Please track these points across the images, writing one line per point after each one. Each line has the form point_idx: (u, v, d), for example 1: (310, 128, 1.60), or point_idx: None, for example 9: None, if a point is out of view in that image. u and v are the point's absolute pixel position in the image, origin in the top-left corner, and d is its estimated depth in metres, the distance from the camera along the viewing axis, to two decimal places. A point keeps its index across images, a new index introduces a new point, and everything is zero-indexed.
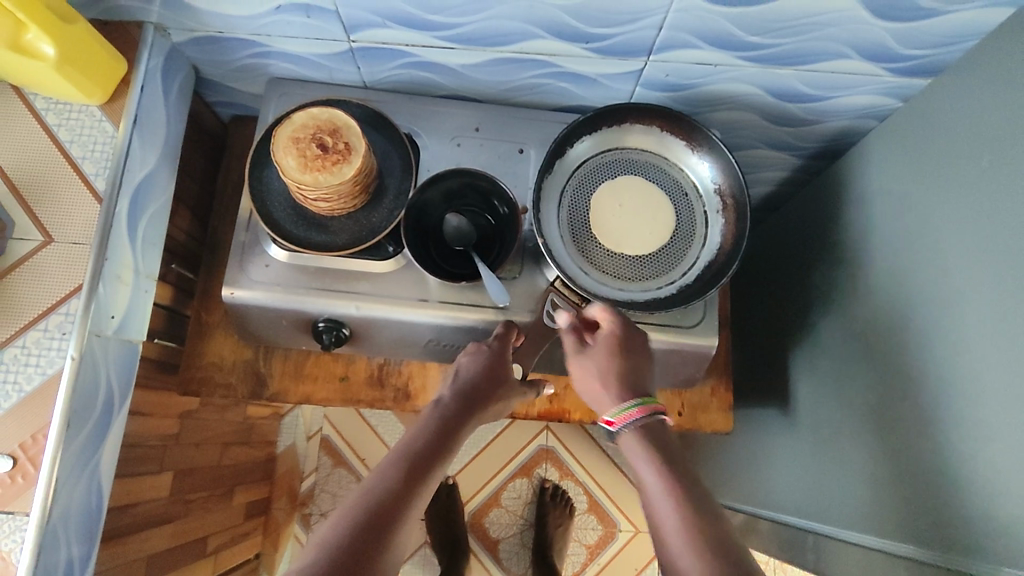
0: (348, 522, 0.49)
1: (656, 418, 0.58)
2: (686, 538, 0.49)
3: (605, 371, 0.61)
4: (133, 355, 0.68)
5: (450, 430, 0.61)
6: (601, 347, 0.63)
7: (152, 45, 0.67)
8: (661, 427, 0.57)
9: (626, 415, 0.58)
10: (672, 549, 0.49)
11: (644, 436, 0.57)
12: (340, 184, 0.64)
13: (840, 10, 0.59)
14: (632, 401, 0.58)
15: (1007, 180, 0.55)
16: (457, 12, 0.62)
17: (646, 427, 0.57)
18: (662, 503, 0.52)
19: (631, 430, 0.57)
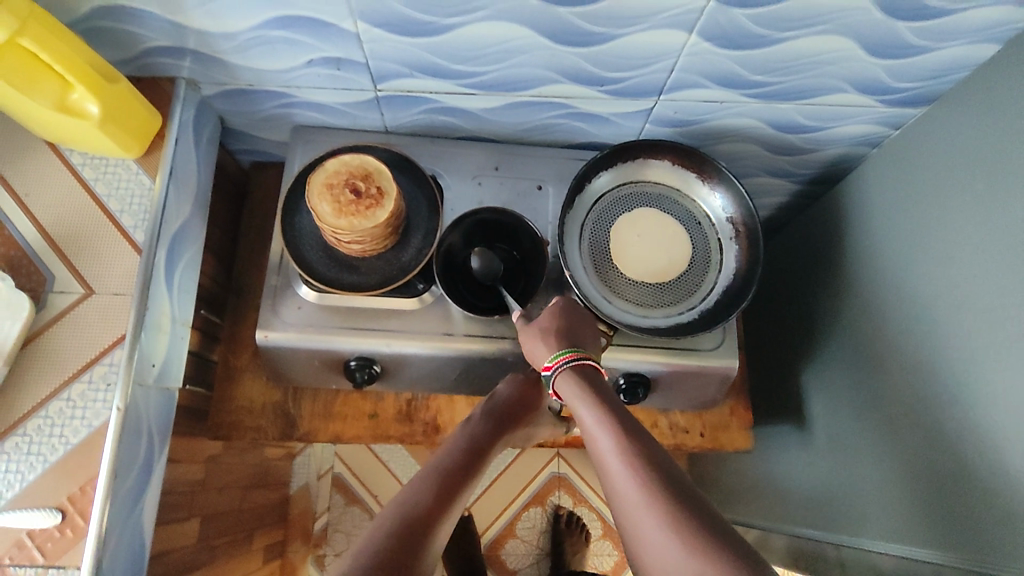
0: (407, 505, 0.54)
1: (586, 364, 0.62)
2: (621, 458, 0.52)
3: (544, 331, 0.65)
4: (170, 401, 0.68)
5: (487, 444, 0.67)
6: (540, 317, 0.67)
7: (184, 99, 0.69)
8: (590, 372, 0.61)
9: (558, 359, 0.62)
10: (612, 472, 0.52)
11: (589, 394, 0.58)
12: (374, 227, 0.66)
13: (838, 50, 0.64)
14: (563, 349, 0.63)
15: (1004, 201, 0.59)
16: (482, 61, 0.66)
17: (576, 369, 0.61)
18: (600, 434, 0.55)
19: (564, 374, 0.61)
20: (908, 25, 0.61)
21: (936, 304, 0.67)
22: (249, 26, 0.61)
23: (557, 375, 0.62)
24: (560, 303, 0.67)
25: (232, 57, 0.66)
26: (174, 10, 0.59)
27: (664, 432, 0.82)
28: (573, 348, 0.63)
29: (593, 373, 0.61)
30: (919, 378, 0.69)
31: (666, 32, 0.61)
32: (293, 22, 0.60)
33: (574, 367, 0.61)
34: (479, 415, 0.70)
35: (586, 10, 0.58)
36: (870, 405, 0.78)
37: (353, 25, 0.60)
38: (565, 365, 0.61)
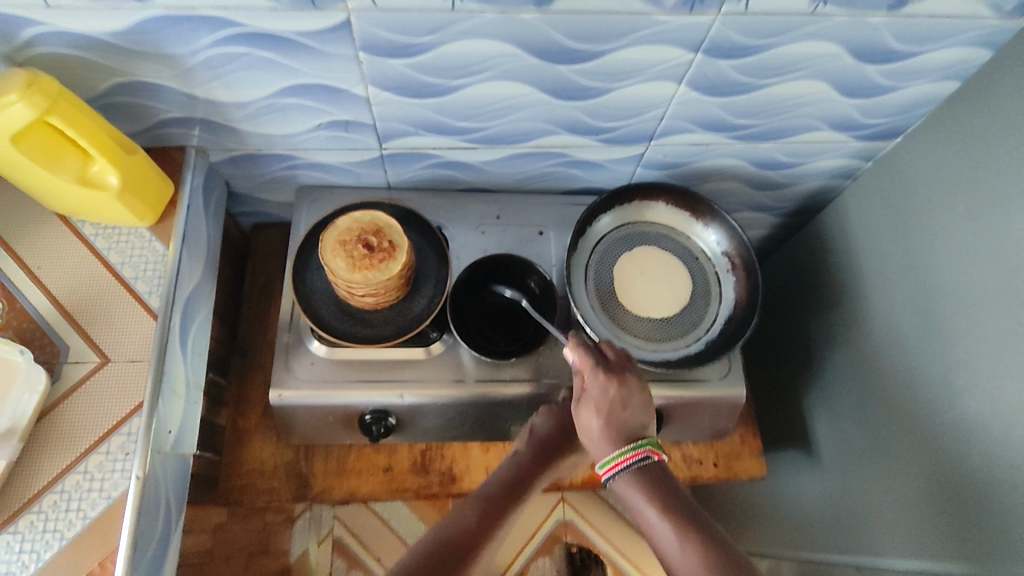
0: (440, 536, 0.58)
1: (651, 460, 0.59)
2: (698, 569, 0.53)
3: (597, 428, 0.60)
4: (185, 469, 0.67)
5: (526, 478, 0.67)
6: (595, 414, 0.61)
7: (194, 166, 0.71)
8: (654, 468, 0.59)
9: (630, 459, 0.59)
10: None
11: (648, 491, 0.57)
12: (388, 279, 0.68)
13: (813, 94, 0.70)
14: (627, 445, 0.59)
15: (979, 222, 0.64)
16: (485, 117, 0.69)
17: (642, 470, 0.59)
18: (669, 541, 0.55)
19: (631, 475, 0.59)
20: (875, 70, 0.66)
21: (929, 321, 0.71)
22: (263, 95, 0.64)
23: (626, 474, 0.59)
24: (612, 392, 0.61)
25: (243, 124, 0.68)
26: (191, 84, 0.61)
27: (679, 465, 0.83)
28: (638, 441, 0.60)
29: (655, 468, 0.59)
30: (920, 393, 0.72)
31: (658, 83, 0.66)
32: (305, 89, 0.63)
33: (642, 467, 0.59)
34: (519, 449, 0.70)
35: (583, 68, 0.62)
36: (874, 424, 0.80)
37: (363, 90, 0.63)
38: (635, 465, 0.58)
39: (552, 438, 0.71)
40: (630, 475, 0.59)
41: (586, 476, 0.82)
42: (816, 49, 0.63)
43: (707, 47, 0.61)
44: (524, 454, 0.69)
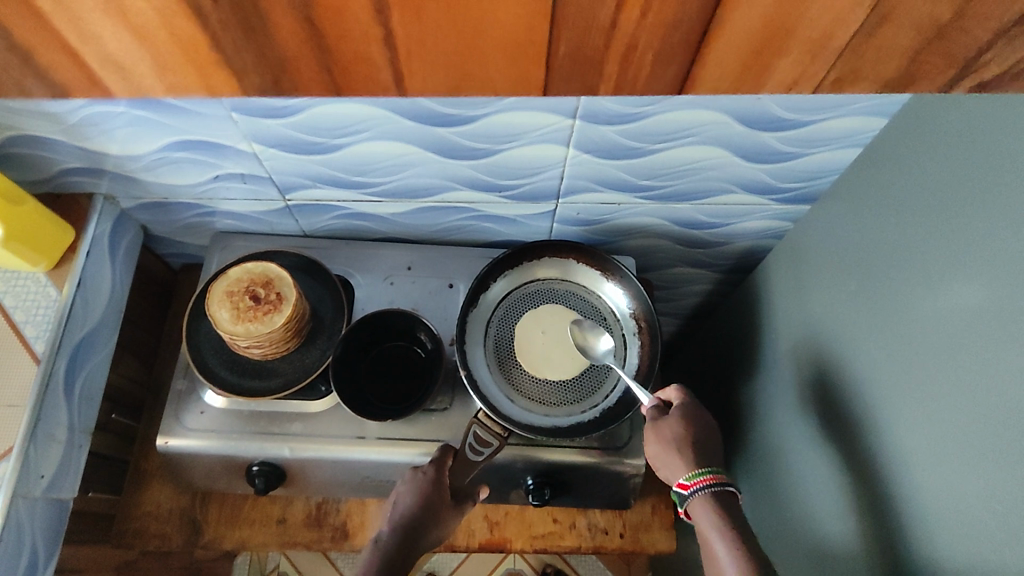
0: None
1: (724, 488, 0.64)
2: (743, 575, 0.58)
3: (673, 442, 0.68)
4: (63, 512, 0.68)
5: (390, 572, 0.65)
6: (671, 452, 0.67)
7: (101, 212, 0.73)
8: (727, 496, 0.64)
9: (697, 483, 0.65)
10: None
11: (720, 510, 0.63)
12: (271, 332, 0.67)
13: (713, 158, 0.68)
14: (704, 470, 0.66)
15: (876, 300, 0.60)
16: (379, 173, 0.69)
17: (716, 494, 0.64)
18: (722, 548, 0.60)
19: (701, 498, 0.64)
20: (772, 136, 0.65)
21: (831, 399, 0.67)
22: (151, 149, 0.66)
23: (693, 497, 0.65)
24: (687, 433, 0.68)
25: (142, 175, 0.70)
26: (81, 138, 0.64)
27: (583, 533, 0.81)
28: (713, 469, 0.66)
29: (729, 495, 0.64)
30: (822, 476, 0.68)
31: (545, 147, 0.65)
32: (193, 144, 0.65)
33: (717, 490, 0.64)
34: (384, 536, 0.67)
35: (460, 131, 0.62)
36: (785, 504, 0.76)
37: (248, 145, 0.65)
38: (703, 491, 0.64)
39: (416, 517, 0.66)
40: (703, 497, 0.64)
41: (485, 540, 0.80)
42: (701, 115, 0.61)
43: (583, 114, 0.60)
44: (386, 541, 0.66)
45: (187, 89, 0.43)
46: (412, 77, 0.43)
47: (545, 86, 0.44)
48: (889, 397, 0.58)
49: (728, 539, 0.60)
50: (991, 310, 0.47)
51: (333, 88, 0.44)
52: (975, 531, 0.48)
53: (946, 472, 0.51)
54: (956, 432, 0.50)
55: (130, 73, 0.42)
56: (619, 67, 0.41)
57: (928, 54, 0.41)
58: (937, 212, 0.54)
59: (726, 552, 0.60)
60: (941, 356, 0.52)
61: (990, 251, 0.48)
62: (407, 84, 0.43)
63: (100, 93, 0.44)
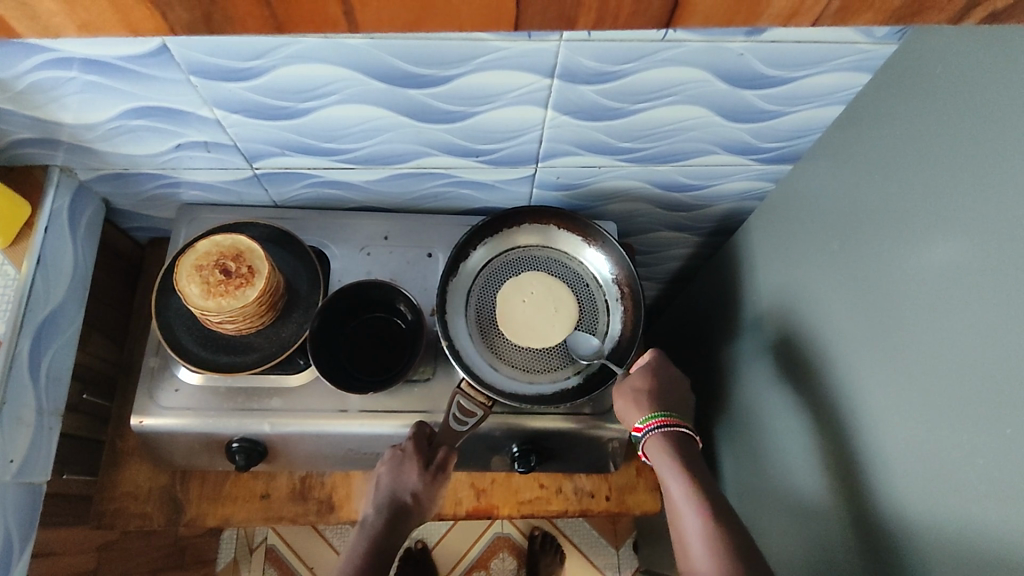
0: None
1: (678, 430, 0.65)
2: (696, 510, 0.59)
3: (636, 391, 0.68)
4: (36, 495, 0.66)
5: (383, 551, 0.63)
6: (630, 401, 0.68)
7: (58, 185, 0.70)
8: (681, 438, 0.64)
9: (650, 424, 0.65)
10: (685, 520, 0.59)
11: (673, 452, 0.63)
12: (244, 307, 0.65)
13: (696, 117, 0.67)
14: (655, 413, 0.66)
15: (856, 261, 0.60)
16: (350, 139, 0.67)
17: (669, 435, 0.65)
18: (677, 487, 0.61)
19: (654, 439, 0.65)
20: (754, 94, 0.64)
21: (808, 359, 0.67)
22: (107, 116, 0.62)
23: (648, 438, 0.65)
24: (649, 384, 0.69)
25: (100, 145, 0.67)
26: (30, 106, 0.60)
27: (568, 497, 0.82)
28: (664, 411, 0.67)
29: (683, 439, 0.65)
30: (797, 435, 0.69)
31: (522, 109, 0.63)
32: (151, 111, 0.62)
33: (671, 431, 0.65)
34: (371, 517, 0.65)
35: (434, 93, 0.60)
36: (763, 463, 0.77)
37: (210, 111, 0.61)
38: (655, 432, 0.65)
39: (402, 491, 0.65)
40: (656, 438, 0.65)
41: (472, 508, 0.81)
42: (681, 73, 0.60)
43: (560, 73, 0.58)
44: (374, 522, 0.64)
45: (106, 27, 0.41)
46: (364, 10, 0.41)
47: (518, 20, 0.42)
48: (861, 355, 0.58)
49: (677, 473, 0.61)
50: (962, 264, 0.48)
51: (274, 20, 0.42)
52: (941, 482, 0.49)
53: (917, 426, 0.51)
54: (930, 390, 0.50)
55: (33, 8, 0.40)
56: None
57: None
58: (917, 167, 0.53)
59: (674, 484, 0.61)
60: (917, 315, 0.52)
61: (967, 208, 0.48)
62: (360, 19, 0.42)
63: (18, 17, 0.40)
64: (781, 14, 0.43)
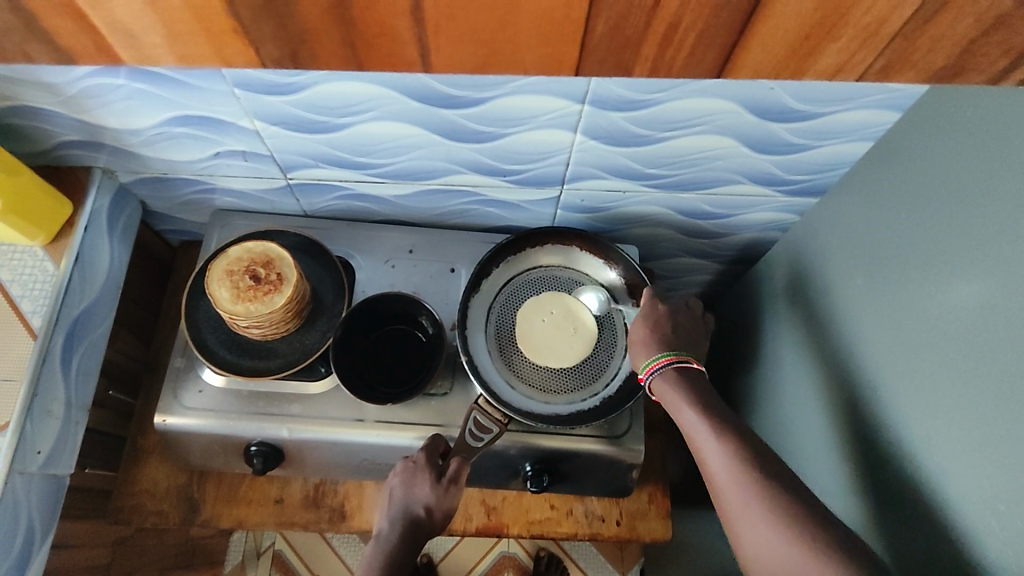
0: None
1: (681, 363, 0.65)
2: (710, 432, 0.59)
3: (637, 338, 0.69)
4: (59, 487, 0.68)
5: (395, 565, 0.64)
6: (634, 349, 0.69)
7: (99, 186, 0.72)
8: (685, 368, 0.65)
9: (650, 368, 0.66)
10: (702, 446, 0.59)
11: (681, 385, 0.64)
12: (271, 313, 0.66)
13: (723, 147, 0.67)
14: (655, 355, 0.67)
15: (880, 296, 0.60)
16: (382, 155, 0.68)
17: (669, 373, 0.65)
18: (689, 416, 0.61)
19: (660, 378, 0.65)
20: (782, 127, 0.64)
21: (831, 393, 0.66)
22: (152, 123, 0.65)
23: (653, 382, 0.66)
24: (647, 328, 0.69)
25: (142, 149, 0.69)
26: (80, 110, 0.63)
27: (579, 520, 0.82)
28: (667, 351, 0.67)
29: (688, 371, 0.65)
30: (818, 470, 0.68)
31: (552, 132, 0.64)
32: (193, 119, 0.64)
33: (671, 370, 0.65)
34: (385, 528, 0.66)
35: (467, 113, 0.61)
36: None
37: (250, 122, 0.64)
38: (656, 374, 0.65)
39: (413, 505, 0.66)
40: (660, 379, 0.65)
41: (482, 524, 0.81)
42: (710, 104, 0.60)
43: (592, 100, 0.59)
44: (387, 534, 0.66)
45: (200, 60, 0.42)
46: (439, 52, 0.42)
47: (579, 67, 0.43)
48: (885, 392, 0.58)
49: (686, 401, 0.62)
50: (988, 306, 0.48)
51: (354, 63, 0.43)
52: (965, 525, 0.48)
53: (940, 466, 0.51)
54: (956, 432, 0.49)
55: (140, 41, 0.41)
56: (658, 47, 0.41)
57: (983, 42, 0.40)
58: (945, 207, 0.53)
59: (688, 412, 0.61)
60: (942, 355, 0.51)
61: (997, 251, 0.48)
62: (434, 61, 0.42)
63: (123, 44, 0.41)
64: (827, 69, 0.43)
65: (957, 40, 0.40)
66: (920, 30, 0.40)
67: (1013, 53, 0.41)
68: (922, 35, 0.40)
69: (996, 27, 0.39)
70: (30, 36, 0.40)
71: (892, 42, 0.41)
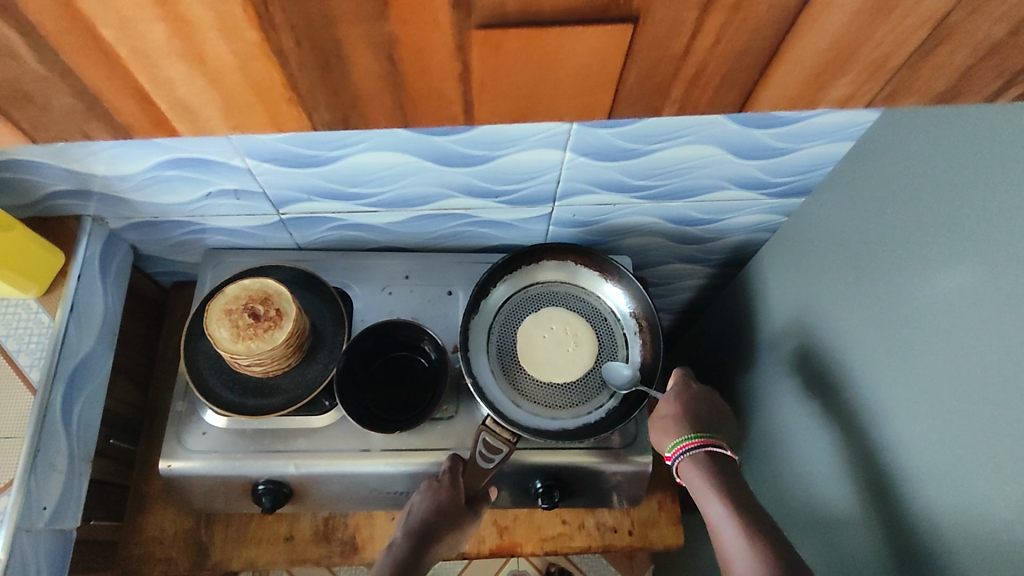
0: None
1: (710, 450, 0.67)
2: (736, 528, 0.60)
3: (662, 419, 0.71)
4: (66, 544, 0.67)
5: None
6: (659, 430, 0.71)
7: (91, 234, 0.72)
8: (714, 458, 0.66)
9: (678, 450, 0.68)
10: (727, 539, 0.60)
11: (709, 475, 0.65)
12: (273, 349, 0.66)
13: (709, 156, 0.69)
14: (686, 436, 0.69)
15: (871, 290, 0.61)
16: (375, 184, 0.69)
17: (698, 456, 0.67)
18: (715, 507, 0.62)
19: (687, 462, 0.67)
20: (765, 132, 0.66)
21: (827, 387, 0.68)
22: (142, 168, 0.65)
23: (680, 464, 0.68)
24: (674, 410, 0.71)
25: (132, 194, 0.69)
26: (70, 160, 0.62)
27: (592, 532, 0.82)
28: (692, 433, 0.69)
29: (717, 459, 0.66)
30: (820, 464, 0.69)
31: (541, 151, 0.65)
32: (184, 162, 0.64)
33: (699, 454, 0.67)
34: (400, 538, 0.68)
35: (457, 139, 0.62)
36: (785, 492, 0.77)
37: (241, 161, 0.64)
38: (683, 457, 0.68)
39: (429, 521, 0.67)
40: (688, 462, 0.68)
41: (495, 545, 0.80)
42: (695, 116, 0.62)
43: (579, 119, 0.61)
44: (401, 545, 0.68)
45: (254, 127, 0.42)
46: (480, 107, 0.42)
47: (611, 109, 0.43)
48: (881, 385, 0.59)
49: (715, 494, 0.63)
50: (978, 295, 0.49)
51: (403, 120, 0.43)
52: (968, 505, 0.50)
53: (940, 451, 0.52)
54: (957, 419, 0.50)
55: (198, 114, 0.41)
56: (685, 91, 0.41)
57: (981, 67, 0.41)
58: (927, 201, 0.55)
59: (715, 504, 0.63)
60: (937, 344, 0.53)
61: (982, 240, 0.49)
62: (476, 113, 0.43)
63: (184, 122, 0.41)
64: (840, 97, 0.43)
65: (953, 68, 0.41)
66: (923, 59, 0.41)
67: (1006, 74, 0.42)
68: (925, 65, 0.41)
69: (992, 51, 0.40)
70: (91, 117, 0.40)
71: (897, 72, 0.41)
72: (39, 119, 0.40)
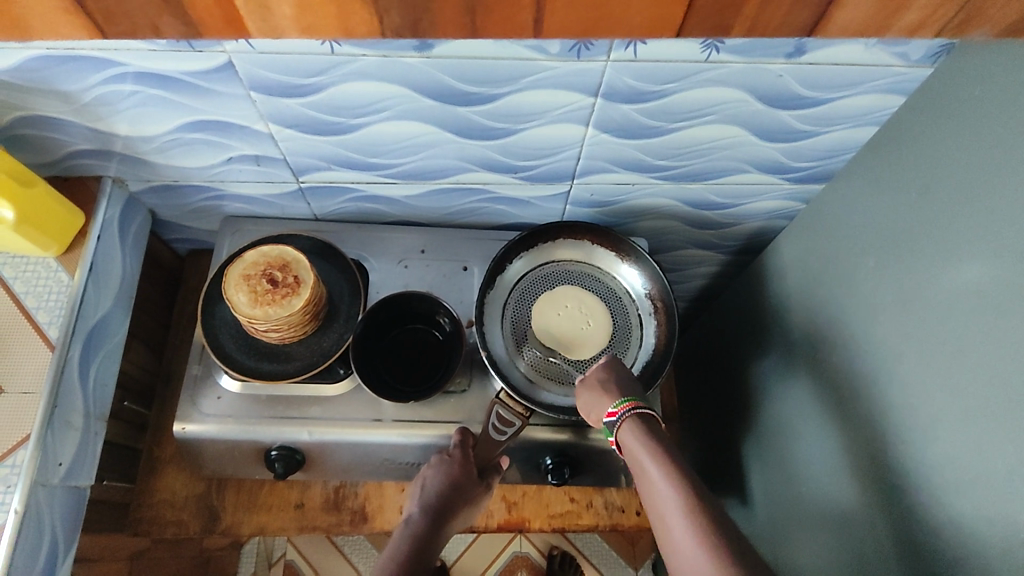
0: None
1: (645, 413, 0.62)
2: (675, 491, 0.55)
3: (601, 383, 0.66)
4: (80, 500, 0.67)
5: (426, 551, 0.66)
6: (596, 393, 0.66)
7: (110, 196, 0.72)
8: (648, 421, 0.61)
9: (620, 409, 0.63)
10: (664, 505, 0.55)
11: (646, 436, 0.59)
12: (290, 315, 0.66)
13: (731, 136, 0.68)
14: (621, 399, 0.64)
15: (890, 275, 0.61)
16: (395, 155, 0.69)
17: (642, 415, 0.62)
18: (653, 470, 0.57)
19: (630, 421, 0.62)
20: (789, 113, 0.66)
21: (839, 373, 0.67)
22: (164, 130, 0.65)
23: (620, 424, 0.62)
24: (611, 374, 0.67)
25: (153, 157, 0.69)
26: (93, 118, 0.63)
27: (599, 511, 0.82)
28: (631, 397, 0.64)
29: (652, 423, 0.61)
30: (826, 450, 0.69)
31: (565, 126, 0.65)
32: (206, 124, 0.64)
33: (640, 412, 0.62)
34: (416, 513, 0.68)
35: (481, 110, 0.62)
36: (788, 478, 0.77)
37: (264, 126, 0.64)
38: (628, 414, 0.62)
39: (445, 493, 0.68)
40: (631, 420, 0.62)
41: (503, 520, 0.81)
42: (719, 94, 0.62)
43: (604, 92, 0.60)
44: (418, 521, 0.68)
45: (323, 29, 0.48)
46: (551, 16, 0.47)
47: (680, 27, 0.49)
48: (896, 369, 0.59)
49: (653, 454, 0.57)
50: (1001, 278, 0.49)
51: (472, 29, 0.48)
52: (976, 485, 0.49)
53: (955, 432, 0.52)
54: (975, 400, 0.50)
55: (272, 10, 0.46)
56: (756, 9, 0.47)
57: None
58: (953, 185, 0.54)
59: (654, 466, 0.57)
60: (957, 326, 0.52)
61: (1007, 224, 0.49)
62: (546, 25, 0.48)
63: (255, 18, 0.47)
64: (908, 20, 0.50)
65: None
66: None
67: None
68: None
69: None
70: (164, 9, 0.46)
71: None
72: (109, 9, 0.46)
